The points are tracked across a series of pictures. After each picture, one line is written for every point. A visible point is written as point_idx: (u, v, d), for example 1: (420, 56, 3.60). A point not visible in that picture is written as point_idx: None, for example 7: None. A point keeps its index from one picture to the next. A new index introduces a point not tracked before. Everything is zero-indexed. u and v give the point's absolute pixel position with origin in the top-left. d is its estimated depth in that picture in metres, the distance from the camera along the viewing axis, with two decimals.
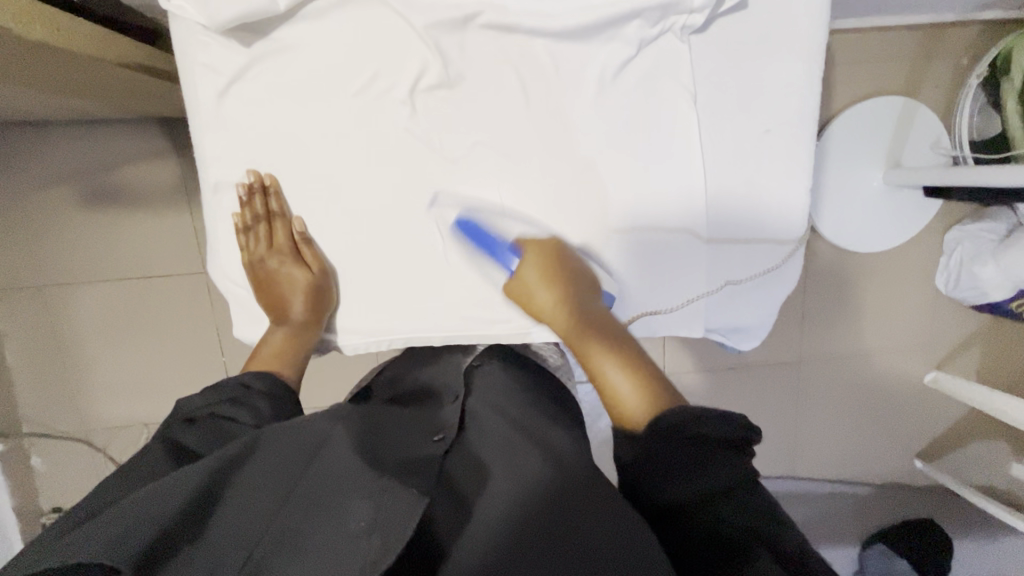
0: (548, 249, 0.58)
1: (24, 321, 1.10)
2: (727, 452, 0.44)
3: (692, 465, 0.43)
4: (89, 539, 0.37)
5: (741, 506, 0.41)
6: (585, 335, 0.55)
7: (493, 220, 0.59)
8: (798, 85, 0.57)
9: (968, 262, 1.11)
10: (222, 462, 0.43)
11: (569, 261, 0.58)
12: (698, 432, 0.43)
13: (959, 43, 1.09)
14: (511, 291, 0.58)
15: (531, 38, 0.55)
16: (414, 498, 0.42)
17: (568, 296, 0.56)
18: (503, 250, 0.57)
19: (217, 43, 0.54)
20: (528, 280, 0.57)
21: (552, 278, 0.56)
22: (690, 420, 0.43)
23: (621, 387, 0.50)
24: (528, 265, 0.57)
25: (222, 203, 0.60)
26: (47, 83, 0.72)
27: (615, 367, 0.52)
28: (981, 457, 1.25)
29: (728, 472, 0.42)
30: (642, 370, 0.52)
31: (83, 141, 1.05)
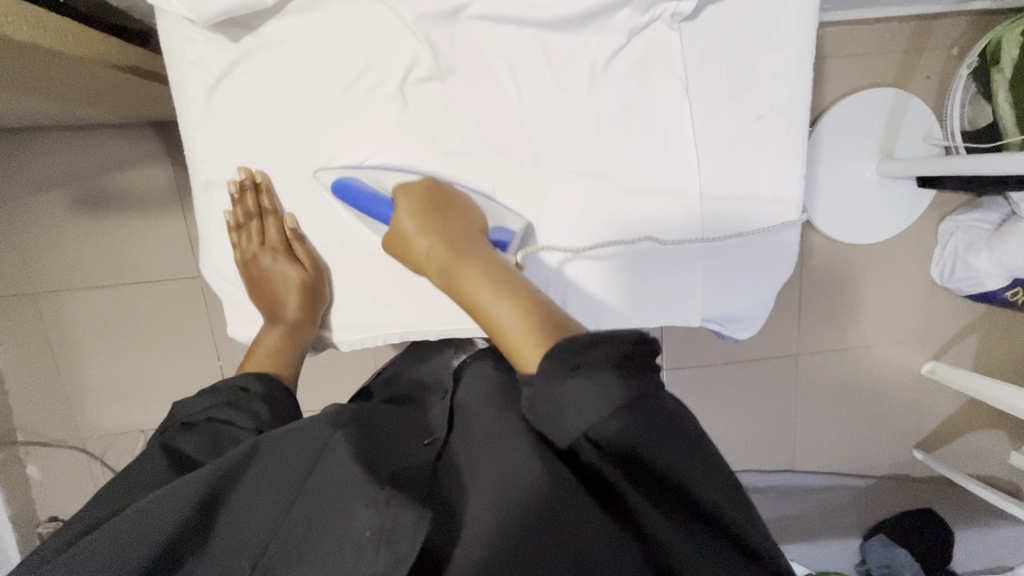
0: (426, 194, 0.54)
1: (16, 328, 1.09)
2: (626, 370, 0.36)
3: (583, 399, 0.35)
4: (93, 556, 0.37)
5: (643, 428, 0.35)
6: (457, 274, 0.49)
7: (372, 179, 0.56)
8: (790, 72, 0.57)
9: (962, 251, 1.12)
10: (218, 471, 0.42)
11: (448, 202, 0.54)
12: (574, 364, 0.35)
13: (949, 32, 1.09)
14: (394, 246, 0.55)
15: (521, 29, 0.55)
16: (418, 512, 0.41)
17: (443, 238, 0.51)
18: (380, 206, 0.55)
19: (205, 39, 0.54)
20: (406, 229, 0.53)
21: (426, 222, 0.52)
22: (568, 352, 0.36)
23: (499, 313, 0.44)
24: (402, 214, 0.53)
25: (214, 202, 0.60)
26: (36, 85, 0.71)
27: (488, 293, 0.45)
28: (979, 446, 1.26)
29: (622, 391, 0.35)
30: (518, 292, 0.45)
31: (75, 145, 1.04)
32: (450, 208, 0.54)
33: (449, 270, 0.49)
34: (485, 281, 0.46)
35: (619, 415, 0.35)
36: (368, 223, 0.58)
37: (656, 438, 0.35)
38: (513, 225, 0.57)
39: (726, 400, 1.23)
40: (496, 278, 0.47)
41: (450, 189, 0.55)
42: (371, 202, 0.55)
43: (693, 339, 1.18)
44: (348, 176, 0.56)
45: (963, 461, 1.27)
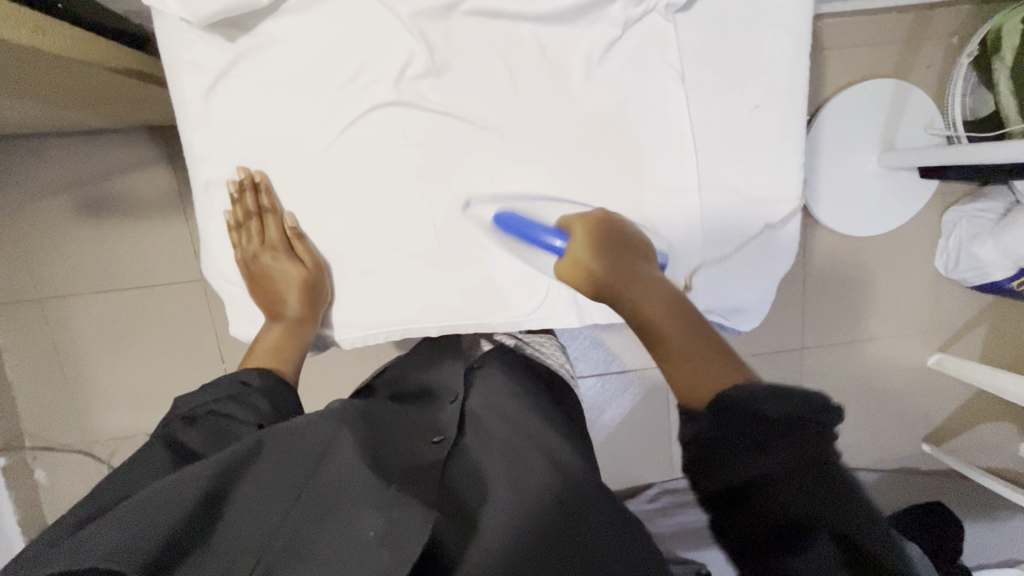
0: (594, 223, 0.53)
1: (24, 334, 1.10)
2: (813, 435, 0.36)
3: (753, 447, 0.37)
4: (89, 546, 0.35)
5: (820, 495, 0.35)
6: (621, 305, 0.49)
7: (529, 212, 0.57)
8: (787, 61, 0.57)
9: (968, 242, 1.11)
10: (227, 463, 0.42)
11: (614, 232, 0.53)
12: (755, 412, 0.37)
13: (949, 21, 1.09)
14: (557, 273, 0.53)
15: (516, 24, 0.55)
16: (424, 513, 0.42)
17: (609, 259, 0.50)
18: (544, 235, 0.54)
19: (203, 40, 0.54)
20: (573, 253, 0.51)
21: (598, 246, 0.51)
22: (748, 397, 0.38)
23: (675, 339, 0.44)
24: (573, 241, 0.52)
25: (214, 202, 0.60)
26: (40, 92, 0.72)
27: (664, 319, 0.46)
28: (989, 438, 1.25)
29: (801, 449, 0.36)
30: (697, 323, 0.46)
31: (79, 151, 1.05)
32: (617, 238, 0.52)
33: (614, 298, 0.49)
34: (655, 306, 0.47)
35: (800, 478, 0.36)
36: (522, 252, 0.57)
37: (821, 490, 0.35)
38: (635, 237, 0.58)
39: None
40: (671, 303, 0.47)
41: (617, 227, 0.54)
42: (535, 231, 0.54)
43: None
44: (506, 207, 0.58)
45: (973, 454, 1.26)
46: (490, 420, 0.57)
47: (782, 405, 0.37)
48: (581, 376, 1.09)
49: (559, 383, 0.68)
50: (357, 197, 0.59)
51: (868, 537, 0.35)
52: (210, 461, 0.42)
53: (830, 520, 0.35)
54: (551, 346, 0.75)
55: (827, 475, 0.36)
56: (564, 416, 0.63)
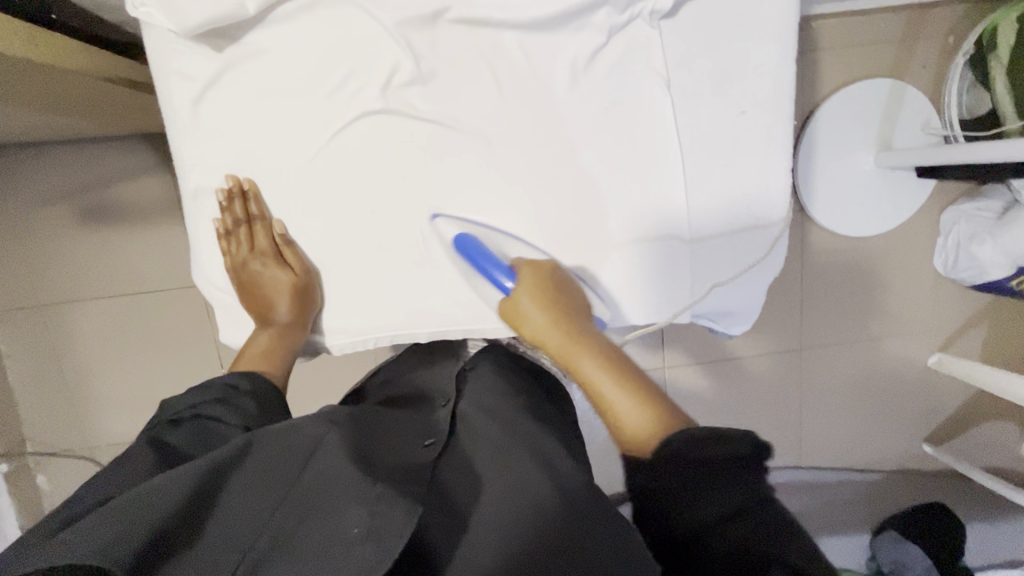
0: (545, 273, 0.57)
1: (23, 341, 1.11)
2: (751, 473, 0.40)
3: (702, 490, 0.40)
4: (74, 544, 0.36)
5: (768, 531, 0.37)
6: (578, 357, 0.53)
7: (492, 245, 0.59)
8: (772, 65, 0.57)
9: (966, 241, 1.11)
10: (211, 463, 0.42)
11: (563, 286, 0.57)
12: (691, 456, 0.41)
13: (943, 21, 1.09)
14: (506, 314, 0.57)
15: (501, 31, 0.55)
16: (408, 509, 0.43)
17: (560, 317, 0.55)
18: (496, 271, 0.57)
19: (190, 50, 0.55)
20: (521, 301, 0.56)
21: (545, 302, 0.55)
22: (681, 443, 0.42)
23: (615, 397, 0.49)
24: (522, 290, 0.56)
25: (204, 210, 0.61)
26: (34, 101, 0.72)
27: (605, 379, 0.51)
28: (990, 438, 1.24)
29: (743, 487, 0.39)
30: (639, 381, 0.50)
31: (77, 159, 1.06)
32: (565, 294, 0.57)
33: (567, 351, 0.54)
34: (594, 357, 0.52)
35: (748, 514, 0.38)
36: (468, 276, 0.59)
37: (764, 526, 0.38)
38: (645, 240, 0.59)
39: (732, 398, 1.22)
40: (610, 364, 0.52)
41: (563, 274, 0.58)
42: (486, 261, 0.57)
43: (694, 336, 1.18)
44: (465, 229, 0.59)
45: (974, 454, 1.25)
46: (482, 420, 0.56)
47: (725, 446, 0.40)
48: None
49: (553, 387, 0.68)
50: (345, 203, 0.59)
51: (817, 563, 0.36)
52: (197, 461, 0.42)
53: (778, 554, 0.36)
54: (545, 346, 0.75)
55: (768, 510, 0.39)
56: (558, 414, 0.63)
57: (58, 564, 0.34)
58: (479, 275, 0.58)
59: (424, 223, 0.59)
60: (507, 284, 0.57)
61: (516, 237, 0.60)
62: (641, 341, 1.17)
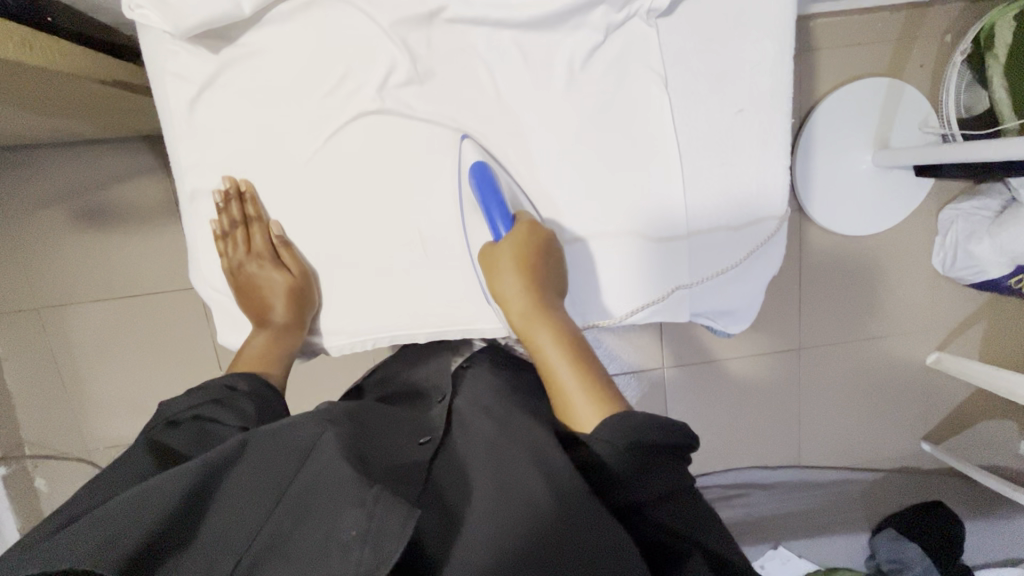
0: (537, 237, 0.56)
1: (21, 344, 1.10)
2: (679, 463, 0.45)
3: (635, 474, 0.43)
4: (69, 548, 0.36)
5: (682, 516, 0.43)
6: (537, 329, 0.52)
7: (508, 191, 0.58)
8: (770, 64, 0.57)
9: (963, 240, 1.11)
10: (205, 465, 0.42)
11: (548, 254, 0.56)
12: (648, 441, 0.43)
13: (940, 20, 1.09)
14: (484, 261, 0.57)
15: (496, 31, 0.55)
16: (406, 511, 0.39)
17: (535, 286, 0.54)
18: (496, 215, 0.56)
19: (186, 51, 0.55)
20: (503, 256, 0.55)
21: (524, 264, 0.54)
22: (635, 428, 0.43)
23: (566, 378, 0.49)
24: (505, 246, 0.55)
25: (201, 211, 0.60)
26: (30, 104, 0.72)
27: (559, 356, 0.51)
28: (989, 436, 1.24)
29: (670, 476, 0.44)
30: (591, 369, 0.50)
31: (74, 162, 1.06)
32: (547, 261, 0.56)
33: (529, 320, 0.53)
34: (556, 334, 0.52)
35: (668, 501, 0.43)
36: (465, 215, 0.59)
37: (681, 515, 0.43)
38: (644, 236, 0.59)
39: (730, 398, 1.22)
40: (568, 343, 0.51)
41: (552, 241, 0.57)
42: (492, 203, 0.56)
43: (693, 335, 1.18)
44: (485, 158, 0.57)
45: (973, 452, 1.25)
46: (478, 417, 0.56)
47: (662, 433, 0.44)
48: None
49: None
50: (342, 204, 0.59)
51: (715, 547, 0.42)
52: (191, 464, 0.42)
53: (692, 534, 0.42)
54: None
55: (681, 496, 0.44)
56: None
57: (53, 569, 0.35)
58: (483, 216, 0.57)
59: (420, 224, 0.59)
60: (501, 233, 0.56)
61: (524, 197, 0.59)
62: (640, 341, 1.17)
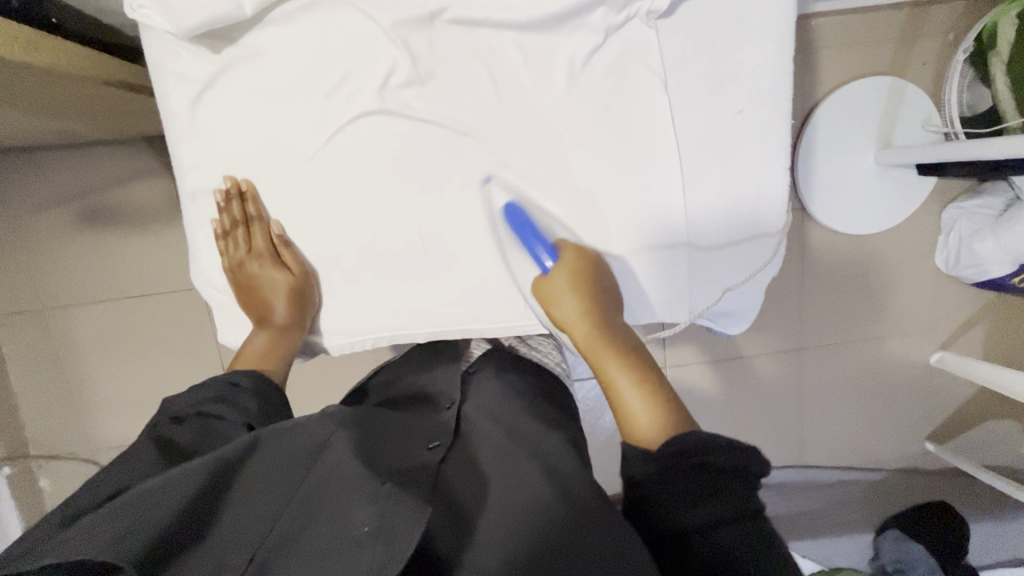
0: (585, 259, 0.58)
1: (26, 344, 1.11)
2: (745, 484, 0.41)
3: (699, 492, 0.40)
4: (83, 540, 0.36)
5: (750, 541, 0.38)
6: (601, 351, 0.54)
7: (536, 218, 0.59)
8: (771, 64, 0.57)
9: (967, 238, 1.11)
10: (224, 459, 0.43)
11: (601, 277, 0.58)
12: (701, 461, 0.40)
13: (943, 19, 1.08)
14: (538, 291, 0.58)
15: (496, 31, 0.55)
16: (416, 509, 0.42)
17: (594, 312, 0.56)
18: (538, 246, 0.57)
19: (189, 53, 0.55)
20: (558, 283, 0.56)
21: (580, 287, 0.56)
22: (699, 444, 0.40)
23: (630, 397, 0.49)
24: (558, 270, 0.57)
25: (202, 211, 0.61)
26: (35, 105, 0.73)
27: (627, 381, 0.51)
28: (993, 436, 1.24)
29: (735, 498, 0.40)
30: (661, 395, 0.49)
31: (79, 163, 1.07)
32: (601, 284, 0.57)
33: (593, 345, 0.54)
34: (619, 357, 0.53)
35: (733, 524, 0.39)
36: (503, 249, 0.60)
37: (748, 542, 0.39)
38: (647, 238, 0.60)
39: (732, 398, 1.22)
40: (636, 368, 0.52)
41: (603, 264, 0.59)
42: (530, 235, 0.58)
43: (695, 335, 1.17)
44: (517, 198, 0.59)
45: (978, 453, 1.25)
46: (484, 424, 0.57)
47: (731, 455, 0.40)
48: (578, 380, 1.09)
49: (554, 385, 0.68)
50: (343, 203, 0.59)
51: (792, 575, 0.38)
52: (205, 459, 0.42)
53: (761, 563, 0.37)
54: (546, 344, 0.75)
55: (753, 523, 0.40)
56: (559, 412, 0.63)
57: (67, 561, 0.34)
58: (523, 249, 0.59)
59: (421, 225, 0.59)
60: (548, 263, 0.57)
61: (557, 222, 0.59)
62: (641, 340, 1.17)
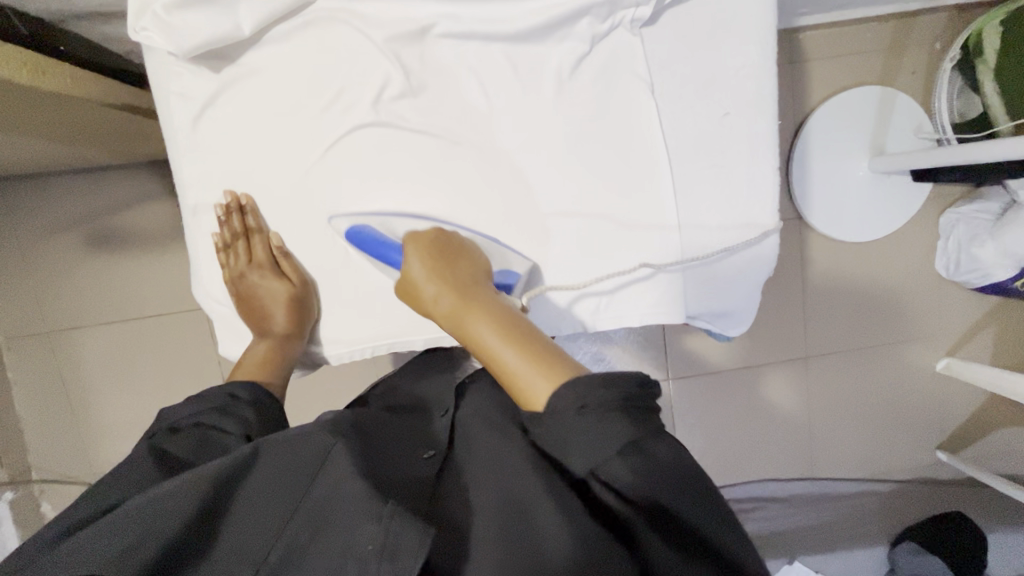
0: (434, 241, 0.56)
1: (31, 368, 1.12)
2: (639, 412, 0.39)
3: (589, 434, 0.39)
4: (86, 556, 0.38)
5: (643, 473, 0.38)
6: (466, 319, 0.49)
7: (384, 228, 0.58)
8: (753, 68, 0.58)
9: (966, 244, 1.11)
10: (219, 476, 0.43)
11: (455, 248, 0.55)
12: (584, 405, 0.39)
13: (929, 28, 1.10)
14: (402, 291, 0.56)
15: (486, 43, 0.57)
16: (423, 530, 0.41)
17: (451, 283, 0.52)
18: (392, 251, 0.57)
19: (189, 72, 0.57)
20: (414, 271, 0.54)
21: (436, 269, 0.53)
22: (578, 393, 0.39)
23: (504, 355, 0.46)
24: (412, 262, 0.54)
25: (202, 225, 0.62)
26: (45, 128, 0.75)
27: (497, 340, 0.47)
28: (1006, 443, 1.22)
29: (626, 432, 0.38)
30: (531, 341, 0.46)
31: (87, 187, 1.09)
32: (456, 255, 0.55)
33: (457, 315, 0.50)
34: (483, 317, 0.49)
35: (619, 458, 0.38)
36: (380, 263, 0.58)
37: (651, 476, 0.38)
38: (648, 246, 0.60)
39: (737, 410, 1.20)
40: (503, 323, 0.48)
41: (456, 238, 0.57)
42: (383, 247, 0.57)
43: (697, 344, 1.17)
44: (358, 222, 0.58)
45: (991, 460, 1.22)
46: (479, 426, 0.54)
47: (613, 388, 0.39)
48: None
49: None
50: (340, 214, 0.60)
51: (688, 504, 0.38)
52: (200, 474, 0.42)
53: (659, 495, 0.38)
54: None
55: (649, 450, 0.39)
56: None
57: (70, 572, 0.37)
58: (383, 263, 0.58)
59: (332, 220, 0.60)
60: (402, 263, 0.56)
61: (406, 214, 0.59)
62: (643, 353, 1.17)
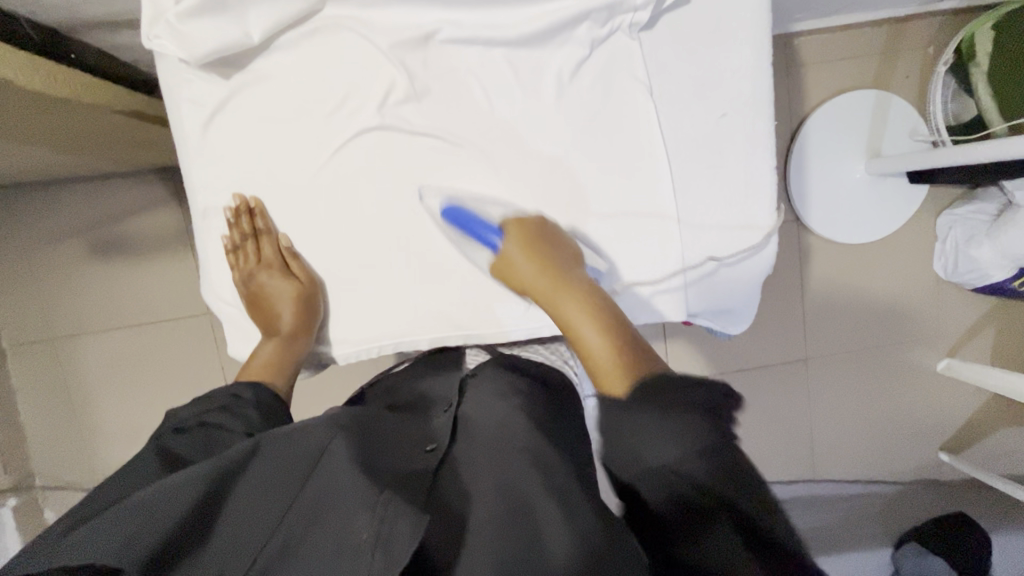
0: (532, 228, 0.59)
1: (35, 374, 1.13)
2: (718, 417, 0.40)
3: (664, 434, 0.39)
4: (90, 546, 0.38)
5: (719, 477, 0.38)
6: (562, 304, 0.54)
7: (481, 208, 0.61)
8: (750, 70, 0.59)
9: (963, 244, 1.11)
10: (219, 470, 0.43)
11: (554, 238, 0.59)
12: (668, 401, 0.40)
13: (923, 33, 1.12)
14: (497, 269, 0.59)
15: (489, 49, 0.59)
16: (415, 518, 0.41)
17: (548, 268, 0.56)
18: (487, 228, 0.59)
19: (199, 78, 0.58)
20: (511, 251, 0.58)
21: (534, 251, 0.57)
22: (660, 386, 0.41)
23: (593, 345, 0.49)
24: (511, 242, 0.58)
25: (212, 227, 0.64)
26: (53, 135, 0.77)
27: (590, 330, 0.51)
28: (1007, 443, 1.22)
29: (705, 435, 0.39)
30: (621, 338, 0.49)
31: (92, 194, 1.10)
32: (553, 244, 0.58)
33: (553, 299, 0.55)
34: (578, 306, 0.53)
35: (698, 458, 0.38)
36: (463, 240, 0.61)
37: (727, 481, 0.38)
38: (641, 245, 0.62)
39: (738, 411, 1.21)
40: (596, 316, 0.52)
41: (554, 229, 0.60)
42: (480, 225, 0.60)
43: (698, 346, 1.18)
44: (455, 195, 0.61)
45: (993, 461, 1.22)
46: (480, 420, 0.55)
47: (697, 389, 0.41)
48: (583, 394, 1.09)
49: None
50: (346, 215, 0.61)
51: (755, 506, 0.38)
52: (203, 467, 0.43)
53: (733, 499, 0.38)
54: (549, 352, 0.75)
55: (727, 455, 0.39)
56: None
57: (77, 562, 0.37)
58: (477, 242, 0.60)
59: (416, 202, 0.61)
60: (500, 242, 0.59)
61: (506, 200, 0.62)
62: None
